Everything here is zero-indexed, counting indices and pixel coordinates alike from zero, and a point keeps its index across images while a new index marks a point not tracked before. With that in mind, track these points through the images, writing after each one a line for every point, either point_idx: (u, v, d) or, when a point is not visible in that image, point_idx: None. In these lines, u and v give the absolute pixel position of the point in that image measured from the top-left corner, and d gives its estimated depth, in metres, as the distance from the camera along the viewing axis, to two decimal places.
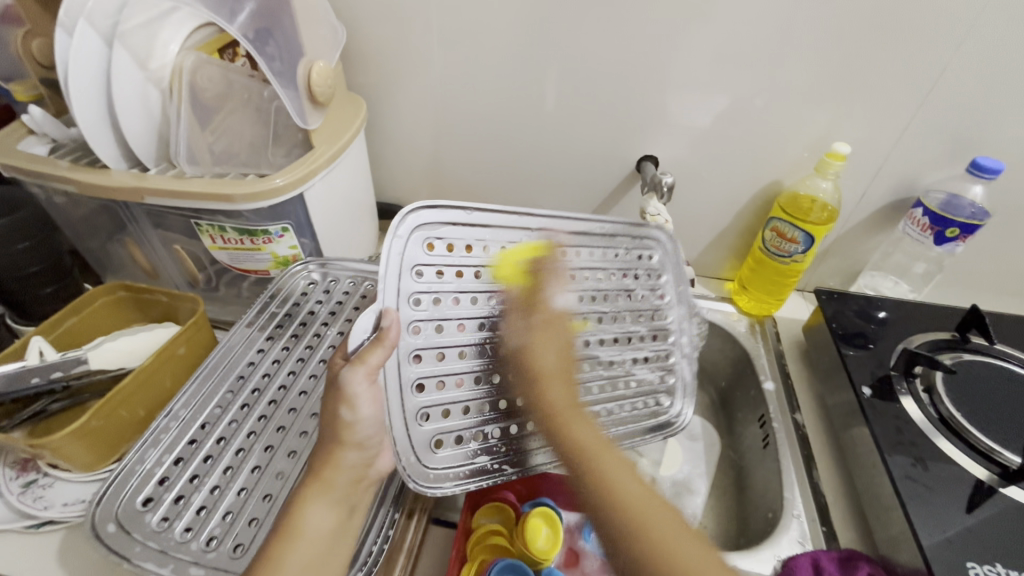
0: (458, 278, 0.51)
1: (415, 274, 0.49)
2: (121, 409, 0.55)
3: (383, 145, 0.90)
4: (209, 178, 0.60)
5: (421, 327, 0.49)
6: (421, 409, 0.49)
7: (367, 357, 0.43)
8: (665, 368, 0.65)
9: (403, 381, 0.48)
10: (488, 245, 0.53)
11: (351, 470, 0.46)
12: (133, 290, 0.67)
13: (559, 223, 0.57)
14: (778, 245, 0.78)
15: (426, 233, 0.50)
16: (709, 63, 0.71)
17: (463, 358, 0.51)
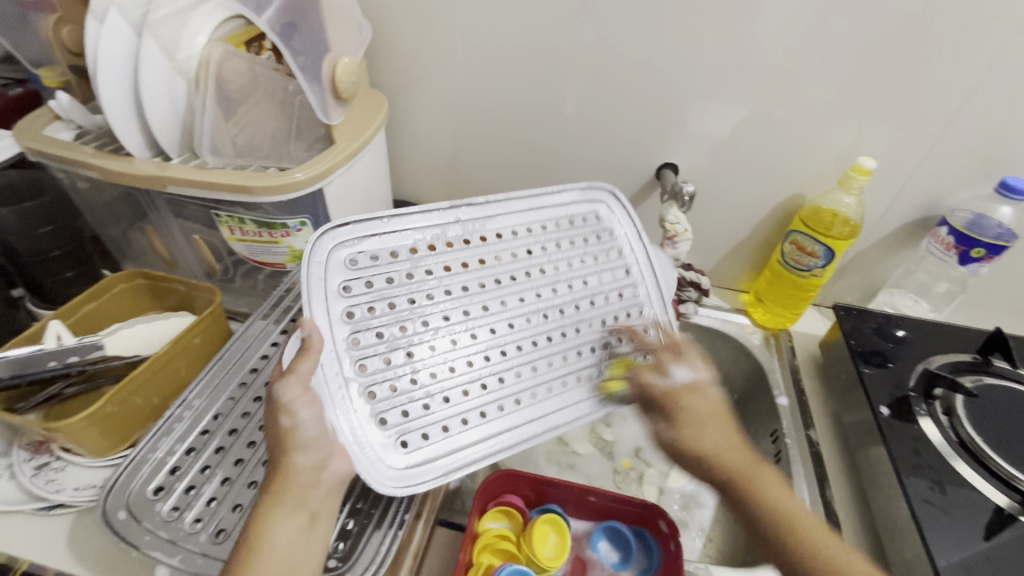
0: (390, 282, 0.53)
1: (342, 291, 0.51)
2: (135, 396, 0.56)
3: (401, 142, 0.90)
4: (230, 169, 0.60)
5: (361, 338, 0.50)
6: (375, 412, 0.49)
7: (297, 366, 0.45)
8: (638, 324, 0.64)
9: (348, 392, 0.48)
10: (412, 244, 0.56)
11: (305, 475, 0.43)
12: (151, 278, 0.67)
13: (475, 210, 0.60)
14: (797, 258, 0.77)
15: (346, 249, 0.52)
16: (736, 72, 0.70)
17: (412, 355, 0.52)
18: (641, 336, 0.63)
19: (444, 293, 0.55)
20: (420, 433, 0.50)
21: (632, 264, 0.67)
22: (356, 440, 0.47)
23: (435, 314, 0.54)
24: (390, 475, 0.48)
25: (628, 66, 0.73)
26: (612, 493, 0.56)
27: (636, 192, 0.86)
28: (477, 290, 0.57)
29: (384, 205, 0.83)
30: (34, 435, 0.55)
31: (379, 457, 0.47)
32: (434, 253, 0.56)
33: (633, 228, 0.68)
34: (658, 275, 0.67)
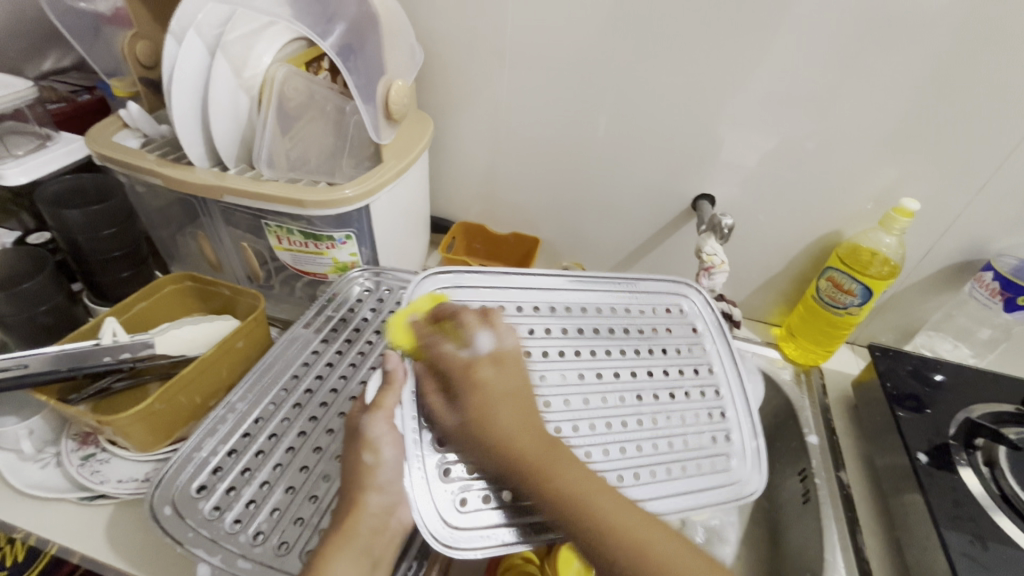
0: None
1: None
2: (181, 395, 0.58)
3: (441, 160, 0.92)
4: (283, 182, 0.63)
5: None
6: (442, 462, 0.48)
7: (383, 400, 0.49)
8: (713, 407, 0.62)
9: (421, 434, 0.48)
10: (501, 304, 0.58)
11: (373, 518, 0.46)
12: (198, 281, 0.70)
13: (563, 281, 0.62)
14: (833, 296, 0.76)
15: (441, 295, 0.56)
16: (779, 108, 0.71)
17: None
18: (718, 438, 0.60)
19: (521, 355, 0.56)
20: (482, 495, 0.48)
21: (715, 359, 0.65)
22: (415, 480, 0.46)
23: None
24: (446, 533, 0.45)
25: (669, 99, 0.74)
26: None
27: (670, 220, 0.86)
28: (556, 355, 0.57)
29: (422, 220, 0.85)
30: (85, 426, 0.58)
31: (437, 511, 0.46)
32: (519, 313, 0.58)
33: (718, 324, 0.67)
34: (746, 391, 0.64)
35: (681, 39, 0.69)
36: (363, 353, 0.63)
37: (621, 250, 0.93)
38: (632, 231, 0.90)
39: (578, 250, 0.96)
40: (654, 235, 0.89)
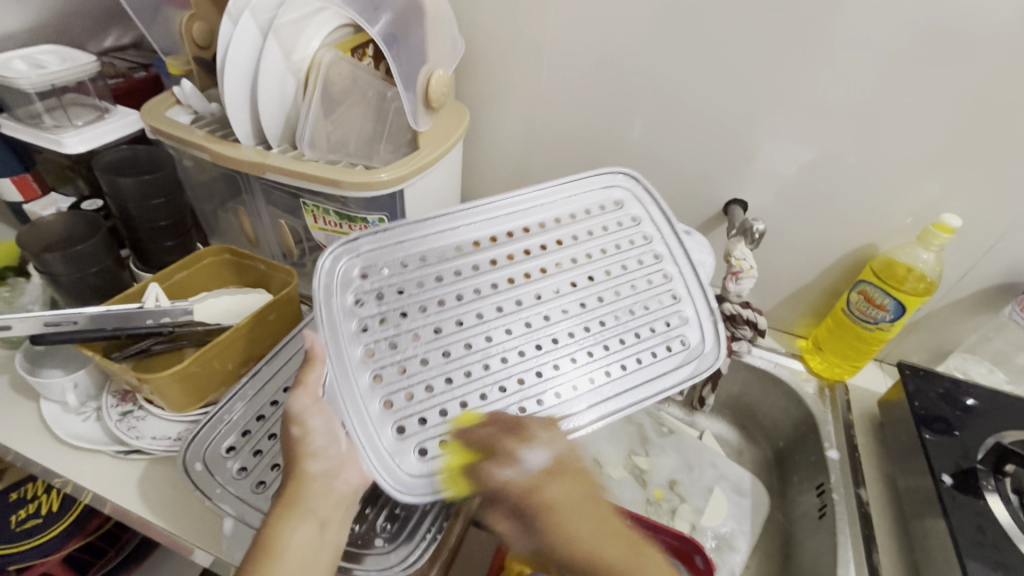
0: (403, 293, 0.56)
1: (358, 299, 0.54)
2: (214, 360, 0.60)
3: (474, 152, 0.94)
4: (323, 163, 0.65)
5: (375, 350, 0.52)
6: (392, 419, 0.49)
7: (304, 378, 0.47)
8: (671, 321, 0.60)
9: (361, 400, 0.49)
10: (432, 246, 0.59)
11: (317, 483, 0.45)
12: (236, 255, 0.73)
13: (498, 207, 0.63)
14: (863, 310, 0.75)
15: (362, 265, 0.56)
16: (822, 116, 0.69)
17: (425, 363, 0.52)
18: (673, 322, 0.60)
19: (457, 298, 0.56)
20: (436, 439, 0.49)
21: (664, 261, 0.64)
22: (364, 436, 0.47)
23: (448, 318, 0.55)
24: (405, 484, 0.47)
25: (709, 102, 0.74)
26: (650, 520, 0.56)
27: (700, 225, 0.86)
28: (492, 291, 0.58)
29: (453, 210, 0.86)
30: (125, 384, 0.61)
31: (388, 463, 0.47)
32: (458, 255, 0.59)
33: (681, 245, 0.65)
34: (695, 261, 0.64)
35: (725, 42, 0.69)
36: None
37: None
38: None
39: None
40: None
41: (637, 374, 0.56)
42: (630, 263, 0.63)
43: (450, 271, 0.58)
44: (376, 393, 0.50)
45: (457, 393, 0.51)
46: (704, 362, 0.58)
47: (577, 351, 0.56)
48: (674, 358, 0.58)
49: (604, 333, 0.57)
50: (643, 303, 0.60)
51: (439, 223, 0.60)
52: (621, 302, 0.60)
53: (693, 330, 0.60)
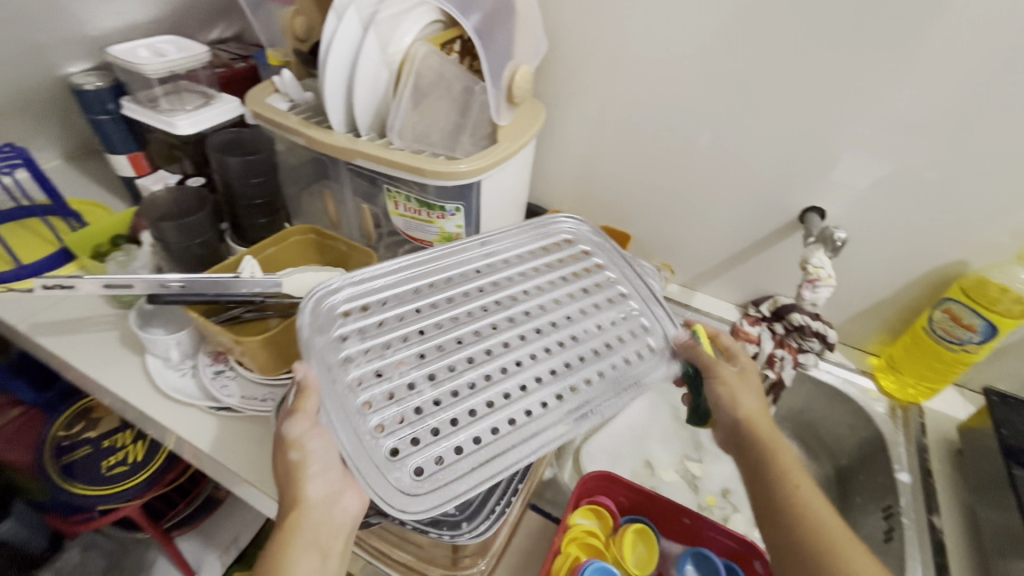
0: (380, 325, 0.54)
1: (340, 341, 0.51)
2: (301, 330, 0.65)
3: (544, 148, 0.95)
4: (408, 152, 0.68)
5: (362, 379, 0.49)
6: (386, 444, 0.46)
7: (302, 404, 0.46)
8: (639, 327, 0.59)
9: (350, 422, 0.46)
10: (405, 286, 0.57)
11: (318, 509, 0.44)
12: (321, 235, 0.78)
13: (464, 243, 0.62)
14: (948, 330, 0.71)
15: (340, 306, 0.54)
16: (917, 125, 0.66)
17: (409, 385, 0.50)
18: (640, 329, 0.58)
19: (434, 327, 0.54)
20: (430, 456, 0.46)
21: (615, 275, 0.64)
22: (357, 459, 0.44)
23: (427, 346, 0.53)
24: (403, 505, 0.43)
25: (795, 107, 0.72)
26: (709, 520, 0.56)
27: (773, 232, 0.84)
28: (467, 318, 0.56)
29: (520, 203, 0.88)
30: (219, 345, 0.67)
31: (386, 483, 0.44)
32: (429, 290, 0.57)
33: (616, 252, 0.66)
34: (643, 273, 0.64)
35: (818, 46, 0.67)
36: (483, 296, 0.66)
37: (715, 256, 0.91)
38: (729, 238, 0.88)
39: (669, 251, 0.95)
40: (752, 245, 0.86)
41: (617, 376, 0.53)
42: (590, 283, 0.62)
43: (423, 295, 0.57)
44: (367, 418, 0.47)
45: (444, 412, 0.48)
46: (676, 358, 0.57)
47: (555, 363, 0.53)
48: (656, 361, 0.56)
49: (578, 342, 0.55)
50: (612, 311, 0.60)
51: (405, 262, 0.59)
52: (593, 314, 0.59)
53: (663, 324, 0.59)
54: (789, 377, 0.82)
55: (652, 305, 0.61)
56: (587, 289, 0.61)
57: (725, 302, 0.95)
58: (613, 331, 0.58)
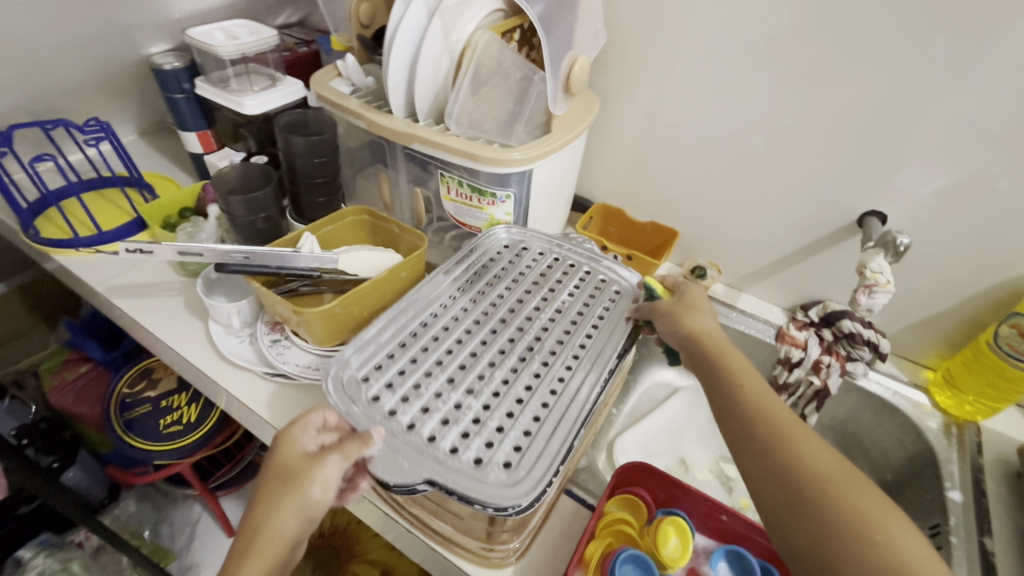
0: (401, 370, 0.57)
1: (373, 400, 0.54)
2: (355, 305, 0.68)
3: (594, 141, 0.95)
4: (463, 137, 0.69)
5: (414, 418, 0.52)
6: (467, 454, 0.49)
7: (348, 449, 0.47)
8: (599, 287, 0.69)
9: (415, 443, 0.50)
10: (407, 330, 0.61)
11: (280, 553, 0.43)
12: (374, 217, 0.80)
13: (434, 281, 0.67)
14: (1014, 344, 0.68)
15: (354, 373, 0.56)
16: (994, 129, 0.63)
17: (453, 398, 0.54)
18: (597, 286, 0.70)
19: (447, 354, 0.59)
20: (506, 446, 0.50)
21: (560, 253, 0.74)
22: (448, 476, 0.47)
23: (454, 371, 0.57)
24: (511, 490, 0.46)
25: (859, 104, 0.70)
26: (747, 520, 0.56)
27: (828, 235, 0.81)
28: (474, 341, 0.61)
29: (568, 194, 0.88)
30: (277, 316, 0.70)
31: (485, 479, 0.47)
32: (427, 329, 0.62)
33: (539, 233, 0.76)
34: (573, 241, 0.76)
35: (890, 41, 0.64)
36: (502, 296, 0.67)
37: (764, 258, 0.89)
38: (780, 240, 0.86)
39: (715, 251, 0.93)
40: (804, 248, 0.84)
41: (599, 331, 0.63)
42: (548, 268, 0.72)
43: (427, 329, 0.62)
44: (437, 445, 0.50)
45: (499, 415, 0.53)
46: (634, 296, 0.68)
47: (554, 340, 0.61)
48: (622, 307, 0.66)
49: (564, 315, 0.65)
50: (573, 280, 0.70)
51: (391, 311, 0.63)
52: (561, 291, 0.68)
53: (616, 276, 0.71)
54: (835, 385, 0.80)
55: (602, 262, 0.73)
56: (549, 278, 0.70)
57: (772, 305, 0.93)
58: (583, 297, 0.68)
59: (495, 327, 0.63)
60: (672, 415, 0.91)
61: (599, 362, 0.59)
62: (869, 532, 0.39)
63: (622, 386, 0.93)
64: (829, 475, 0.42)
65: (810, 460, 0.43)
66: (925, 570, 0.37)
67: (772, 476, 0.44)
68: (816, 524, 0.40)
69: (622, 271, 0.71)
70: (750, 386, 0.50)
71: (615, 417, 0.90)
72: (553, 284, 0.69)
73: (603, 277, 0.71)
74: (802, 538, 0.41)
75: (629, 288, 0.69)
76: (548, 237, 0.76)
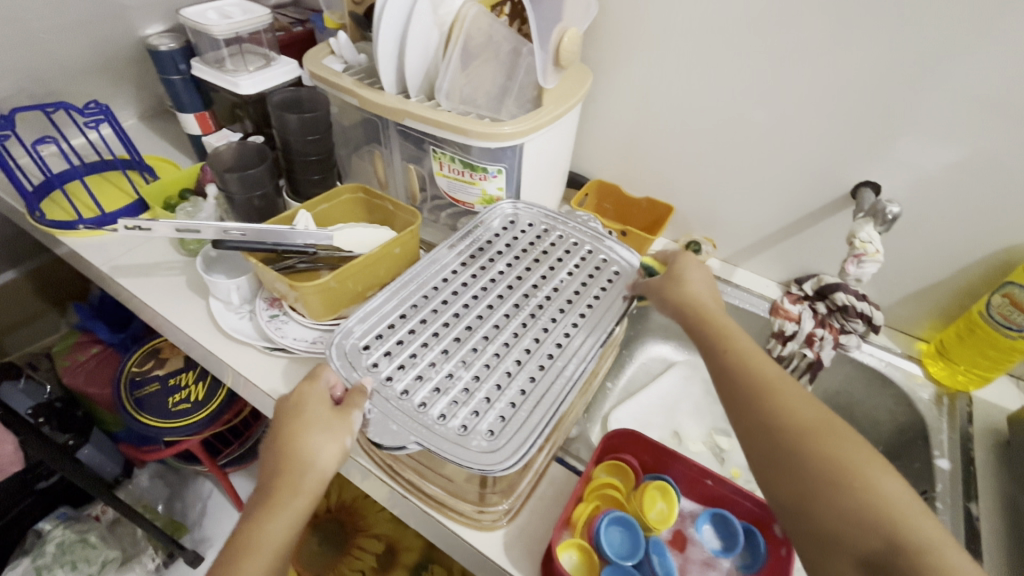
0: (399, 339, 0.58)
1: (371, 367, 0.55)
2: (350, 280, 0.69)
3: (589, 116, 0.95)
4: (453, 113, 0.70)
5: (408, 385, 0.54)
6: (454, 422, 0.51)
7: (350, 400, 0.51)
8: (600, 265, 0.70)
9: (407, 411, 0.52)
10: (408, 302, 0.63)
11: (309, 479, 0.47)
12: (369, 195, 0.81)
13: (437, 257, 0.68)
14: (1006, 315, 0.68)
15: (356, 341, 0.58)
16: (984, 95, 0.63)
17: (447, 370, 0.55)
18: (599, 265, 0.70)
19: (446, 327, 0.60)
20: (493, 416, 0.52)
21: (565, 231, 0.74)
22: (434, 442, 0.49)
23: (450, 343, 0.58)
24: (493, 459, 0.48)
25: (852, 74, 0.69)
26: (733, 483, 0.56)
27: (822, 207, 0.81)
28: (473, 314, 0.61)
29: (562, 170, 0.88)
30: (274, 292, 0.72)
31: (470, 448, 0.49)
32: (428, 301, 0.63)
33: (543, 209, 0.76)
34: (579, 219, 0.75)
35: (880, 6, 0.63)
36: (500, 273, 0.67)
37: (759, 231, 0.89)
38: (774, 213, 0.85)
39: (710, 225, 0.93)
40: (797, 221, 0.84)
41: (595, 311, 0.63)
42: (551, 245, 0.72)
43: (427, 302, 0.63)
44: (427, 412, 0.52)
45: (489, 386, 0.54)
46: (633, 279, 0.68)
47: (549, 316, 0.62)
48: (619, 288, 0.67)
49: (561, 291, 0.65)
50: (574, 257, 0.70)
51: (395, 283, 0.64)
52: (560, 270, 0.68)
53: (617, 254, 0.71)
54: (828, 358, 0.80)
55: (604, 242, 0.72)
56: (551, 254, 0.71)
57: (767, 279, 0.93)
58: (584, 275, 0.68)
59: (494, 301, 0.63)
60: (667, 388, 0.92)
61: (589, 342, 0.59)
62: (842, 471, 0.44)
63: (618, 362, 0.94)
64: (805, 425, 0.46)
65: (790, 411, 0.47)
66: (902, 514, 0.41)
67: (756, 431, 0.48)
68: (799, 472, 0.44)
69: (623, 252, 0.71)
70: (733, 347, 0.53)
71: (611, 390, 0.92)
72: (555, 260, 0.70)
73: (603, 257, 0.71)
74: (784, 480, 0.45)
75: (628, 270, 0.69)
76: (551, 212, 0.76)
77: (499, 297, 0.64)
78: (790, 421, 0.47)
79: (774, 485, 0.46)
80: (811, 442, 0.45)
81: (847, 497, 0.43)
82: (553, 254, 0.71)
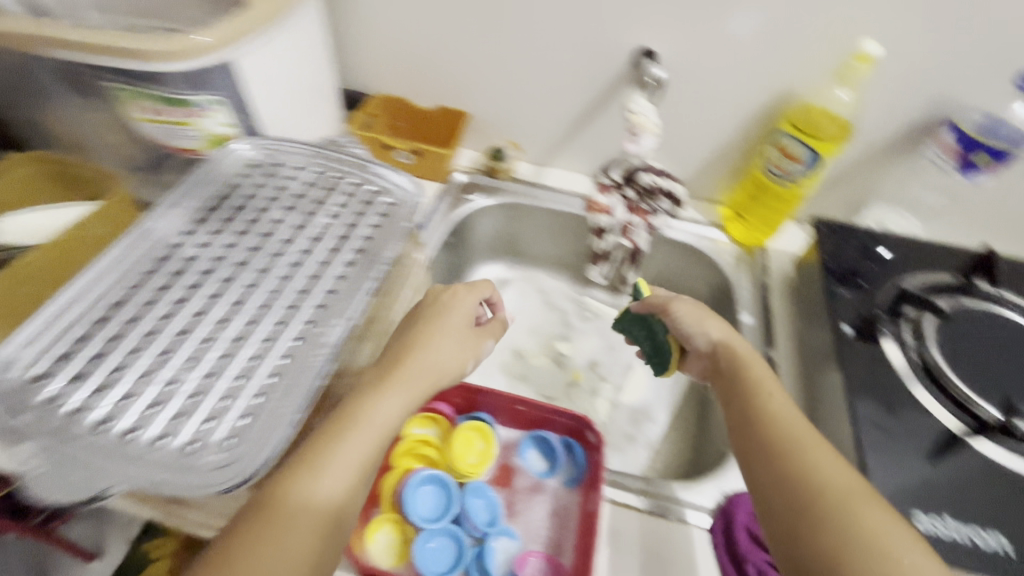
0: (97, 345, 0.43)
1: (49, 396, 0.40)
2: (23, 284, 0.51)
3: (341, 16, 0.78)
4: (120, 32, 0.52)
5: (116, 407, 0.41)
6: (178, 443, 0.40)
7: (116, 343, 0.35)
8: (372, 199, 0.59)
9: (114, 440, 0.39)
10: (111, 291, 0.47)
11: (218, 559, 0.34)
12: (58, 165, 0.62)
13: (151, 218, 0.51)
14: (778, 164, 0.69)
15: (25, 362, 0.42)
16: None
17: (172, 375, 0.43)
18: (371, 199, 0.59)
19: (167, 318, 0.46)
20: (230, 419, 0.41)
21: (330, 165, 0.61)
22: (150, 475, 0.38)
23: (173, 338, 0.45)
24: (228, 476, 0.38)
25: None
26: (542, 404, 0.53)
27: (610, 89, 0.75)
28: (209, 292, 0.48)
29: (326, 96, 0.74)
30: None
31: (201, 472, 0.38)
32: (141, 287, 0.47)
33: (298, 143, 0.62)
34: (345, 151, 0.62)
35: None
36: (244, 231, 0.54)
37: (560, 126, 0.82)
38: (569, 102, 0.79)
39: (512, 128, 0.85)
40: (587, 105, 0.78)
41: (367, 256, 0.53)
42: (312, 187, 0.59)
43: (162, 295, 0.47)
44: (170, 445, 0.40)
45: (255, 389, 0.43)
46: (413, 208, 0.58)
47: (315, 276, 0.51)
48: (397, 221, 0.57)
49: (325, 240, 0.54)
50: (341, 195, 0.59)
51: (88, 266, 0.47)
52: (324, 214, 0.56)
53: (389, 180, 0.60)
54: (645, 244, 0.80)
55: (374, 171, 0.61)
56: (313, 198, 0.58)
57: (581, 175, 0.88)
58: (353, 215, 0.57)
59: (235, 270, 0.50)
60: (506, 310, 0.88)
61: (363, 296, 0.50)
62: (835, 492, 0.38)
63: None
64: (778, 412, 0.45)
65: (785, 425, 0.43)
66: (903, 539, 0.35)
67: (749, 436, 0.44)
68: (785, 497, 0.39)
69: (396, 179, 0.60)
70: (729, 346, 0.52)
71: None
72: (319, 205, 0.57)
73: (375, 187, 0.60)
74: (777, 501, 0.40)
75: (405, 199, 0.59)
76: (307, 146, 0.61)
77: (241, 262, 0.51)
78: (776, 436, 0.43)
79: (767, 506, 0.40)
80: (790, 457, 0.41)
81: (834, 521, 0.37)
82: (315, 198, 0.58)
